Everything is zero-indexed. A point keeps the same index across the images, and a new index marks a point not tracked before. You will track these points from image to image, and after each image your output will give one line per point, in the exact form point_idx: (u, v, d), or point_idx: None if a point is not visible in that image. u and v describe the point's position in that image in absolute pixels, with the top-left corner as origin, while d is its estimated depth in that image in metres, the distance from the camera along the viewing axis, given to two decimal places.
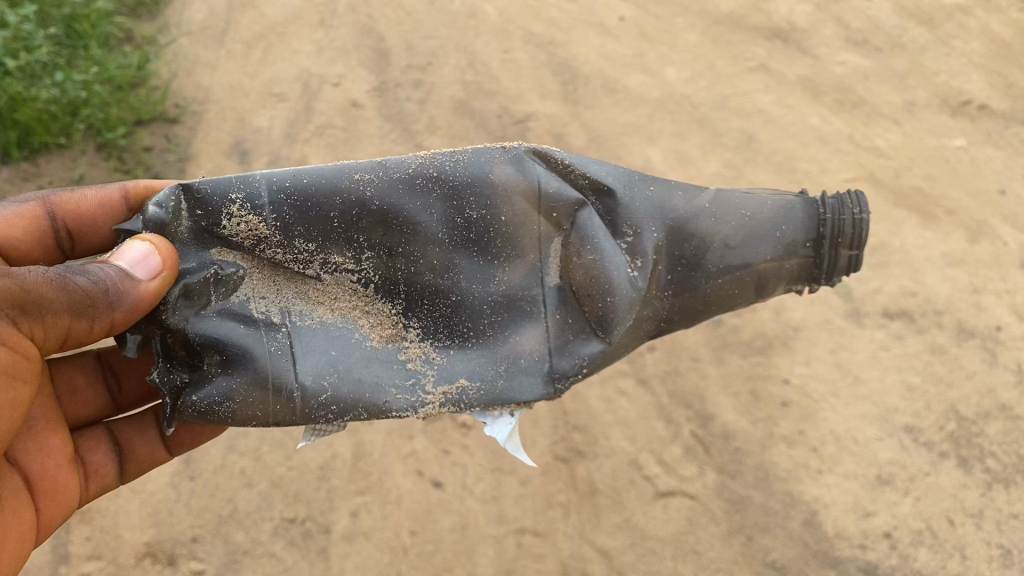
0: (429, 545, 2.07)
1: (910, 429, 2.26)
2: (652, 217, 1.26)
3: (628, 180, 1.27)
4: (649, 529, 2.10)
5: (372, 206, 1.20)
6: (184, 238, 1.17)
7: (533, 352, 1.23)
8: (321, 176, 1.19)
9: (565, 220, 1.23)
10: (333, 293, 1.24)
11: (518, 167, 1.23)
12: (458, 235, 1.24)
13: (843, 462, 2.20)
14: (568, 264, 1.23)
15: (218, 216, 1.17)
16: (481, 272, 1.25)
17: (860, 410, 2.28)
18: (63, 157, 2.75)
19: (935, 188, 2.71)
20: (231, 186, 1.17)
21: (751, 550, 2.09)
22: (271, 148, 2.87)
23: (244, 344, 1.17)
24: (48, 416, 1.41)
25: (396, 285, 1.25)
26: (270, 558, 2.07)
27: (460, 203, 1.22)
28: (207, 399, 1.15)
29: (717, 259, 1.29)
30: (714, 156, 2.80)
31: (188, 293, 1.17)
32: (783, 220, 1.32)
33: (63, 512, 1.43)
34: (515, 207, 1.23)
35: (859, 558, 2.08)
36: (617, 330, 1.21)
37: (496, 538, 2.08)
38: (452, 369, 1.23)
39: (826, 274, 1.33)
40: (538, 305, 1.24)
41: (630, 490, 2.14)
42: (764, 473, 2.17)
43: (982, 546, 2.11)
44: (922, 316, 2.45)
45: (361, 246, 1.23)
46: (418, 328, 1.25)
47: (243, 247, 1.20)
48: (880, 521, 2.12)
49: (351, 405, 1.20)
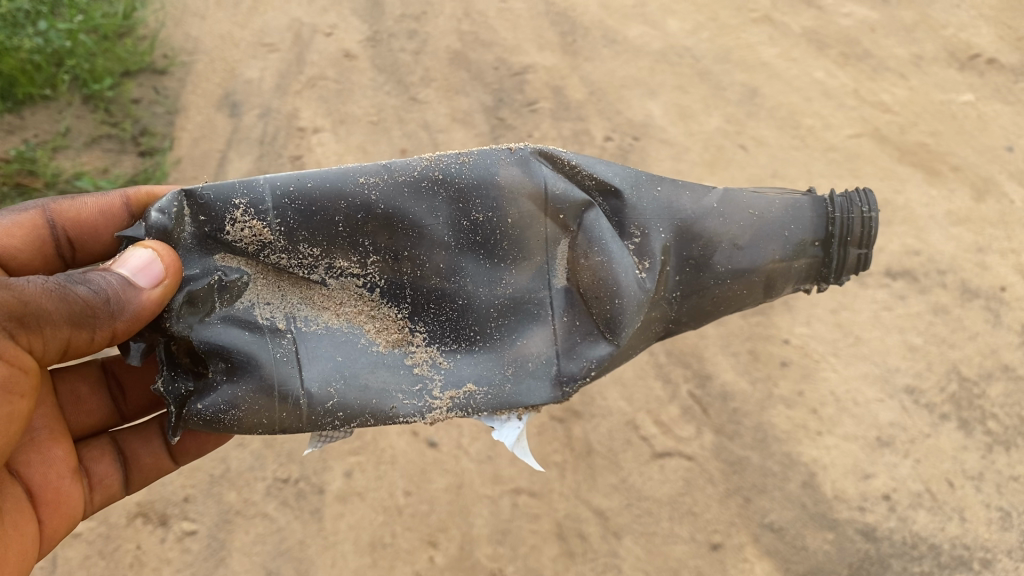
0: (424, 505, 2.05)
1: (910, 389, 2.23)
2: (659, 217, 1.23)
3: (636, 181, 1.24)
4: (646, 490, 2.08)
5: (378, 210, 1.15)
6: (187, 244, 1.11)
7: (541, 355, 1.20)
8: (324, 179, 1.13)
9: (573, 221, 1.20)
10: (338, 298, 1.19)
11: (525, 169, 1.19)
12: (464, 237, 1.19)
13: (844, 423, 2.17)
14: (575, 266, 1.20)
15: (222, 221, 1.11)
16: (488, 275, 1.21)
17: (860, 371, 2.25)
18: (49, 108, 2.67)
19: (941, 144, 2.65)
20: (234, 190, 1.11)
21: (748, 511, 2.05)
22: (261, 101, 2.79)
23: (249, 351, 1.12)
24: (50, 427, 1.37)
25: (402, 289, 1.20)
26: (263, 518, 2.04)
27: (466, 206, 1.17)
28: (212, 407, 1.10)
29: (724, 259, 1.27)
30: (716, 110, 2.74)
31: (192, 300, 1.11)
32: (791, 219, 1.30)
33: (67, 523, 1.38)
34: (522, 209, 1.19)
35: (858, 520, 2.05)
36: (625, 332, 1.19)
37: (491, 499, 2.05)
38: (459, 373, 1.19)
39: (834, 274, 1.32)
40: (545, 307, 1.21)
41: (626, 451, 2.12)
42: (763, 435, 2.15)
43: (982, 509, 2.08)
44: (925, 276, 2.41)
45: (366, 250, 1.17)
46: (425, 332, 1.21)
47: (246, 252, 1.14)
48: (879, 483, 2.09)
49: (358, 411, 1.16)
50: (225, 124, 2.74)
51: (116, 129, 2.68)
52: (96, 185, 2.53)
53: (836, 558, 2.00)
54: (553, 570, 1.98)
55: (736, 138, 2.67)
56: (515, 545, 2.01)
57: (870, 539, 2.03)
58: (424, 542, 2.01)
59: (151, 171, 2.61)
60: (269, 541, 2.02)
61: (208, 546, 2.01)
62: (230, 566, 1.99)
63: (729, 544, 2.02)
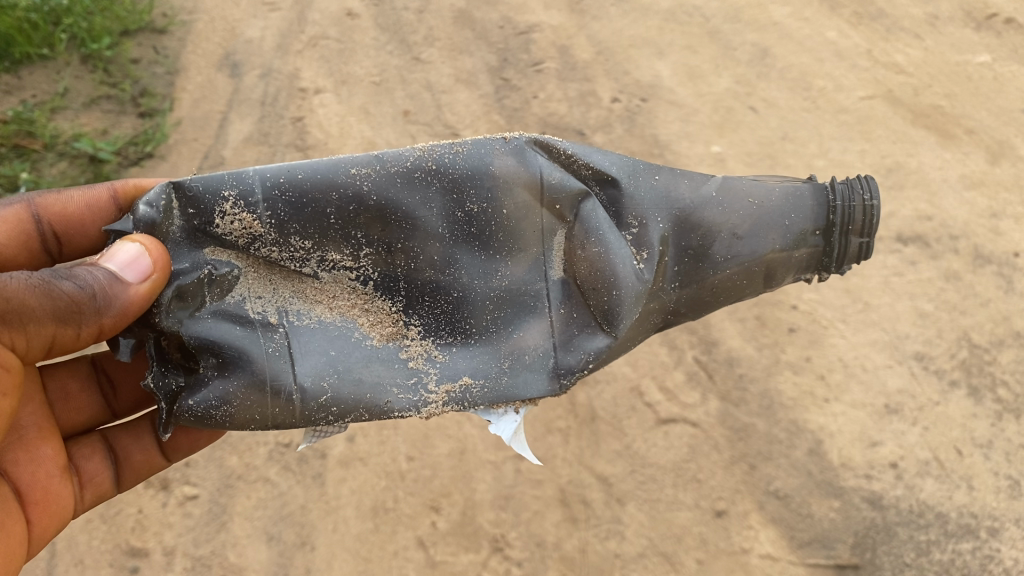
0: (426, 470, 2.03)
1: (920, 356, 2.20)
2: (657, 206, 1.20)
3: (632, 170, 1.21)
4: (650, 456, 2.06)
5: (370, 201, 1.13)
6: (176, 237, 1.10)
7: (538, 348, 1.18)
8: (315, 171, 1.11)
9: (568, 212, 1.17)
10: (332, 292, 1.18)
11: (520, 159, 1.16)
12: (458, 229, 1.17)
13: (851, 390, 2.14)
14: (572, 257, 1.17)
15: (211, 214, 1.09)
16: (483, 267, 1.19)
17: (869, 337, 2.22)
18: (47, 68, 2.65)
19: (955, 106, 2.59)
20: (224, 182, 1.09)
21: (753, 479, 2.03)
22: (262, 61, 2.74)
23: (241, 345, 1.11)
24: (38, 425, 1.35)
25: (396, 281, 1.19)
26: (265, 482, 2.03)
27: (460, 197, 1.15)
28: (203, 403, 1.09)
29: (723, 249, 1.23)
30: (726, 71, 2.68)
31: (182, 294, 1.09)
32: (791, 208, 1.26)
33: (58, 523, 1.36)
34: (517, 200, 1.16)
35: (864, 487, 2.02)
36: (623, 323, 1.16)
37: (494, 464, 2.04)
38: (455, 366, 1.18)
39: (836, 263, 1.28)
40: (541, 300, 1.19)
41: (630, 417, 2.10)
42: (769, 401, 2.12)
43: (990, 477, 2.04)
44: (937, 242, 2.36)
45: (359, 243, 1.16)
46: (420, 325, 1.19)
47: (237, 245, 1.12)
48: (886, 451, 2.06)
49: (352, 406, 1.14)
50: (225, 84, 2.68)
51: (115, 89, 2.64)
52: (95, 147, 2.50)
53: (841, 526, 1.97)
54: (555, 536, 1.97)
55: (746, 100, 2.61)
56: (518, 511, 1.99)
57: (876, 507, 1.99)
58: (427, 507, 2.00)
59: (151, 133, 2.57)
60: (271, 506, 2.01)
61: (210, 511, 2.01)
62: (231, 531, 1.99)
63: (733, 512, 2.00)
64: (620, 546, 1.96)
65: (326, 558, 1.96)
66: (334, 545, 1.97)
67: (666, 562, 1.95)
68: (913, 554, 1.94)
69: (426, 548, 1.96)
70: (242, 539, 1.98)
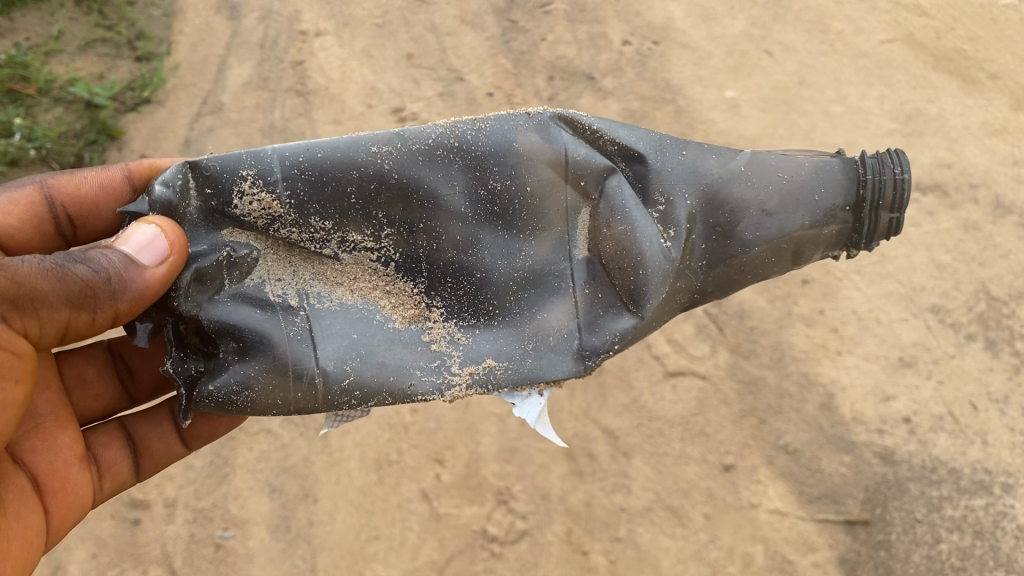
0: (429, 423, 2.00)
1: (936, 309, 2.14)
2: (685, 181, 1.17)
3: (659, 145, 1.17)
4: (657, 410, 2.02)
5: (392, 179, 1.09)
6: (193, 219, 1.05)
7: (562, 329, 1.15)
8: (335, 149, 1.07)
9: (593, 188, 1.14)
10: (352, 274, 1.13)
11: (544, 135, 1.12)
12: (481, 208, 1.13)
13: (864, 343, 2.09)
14: (597, 235, 1.14)
15: (229, 194, 1.05)
16: (506, 247, 1.15)
17: (884, 290, 2.16)
18: (40, 11, 2.56)
19: (979, 50, 2.49)
20: (241, 161, 1.05)
21: (763, 433, 1.99)
22: (262, 3, 2.64)
23: (261, 329, 1.06)
24: (55, 412, 1.30)
25: (418, 262, 1.14)
26: (267, 434, 2.00)
27: (483, 174, 1.11)
28: (224, 388, 1.05)
29: (752, 226, 1.19)
30: (741, 13, 2.57)
31: (201, 277, 1.05)
32: (821, 183, 1.21)
33: (76, 514, 1.32)
34: (540, 177, 1.13)
35: (876, 442, 1.98)
36: (650, 303, 1.13)
37: (500, 417, 2.00)
38: (478, 348, 1.14)
39: (867, 240, 1.22)
40: (566, 280, 1.15)
41: (638, 370, 2.06)
42: (780, 354, 2.08)
43: (1005, 433, 1.99)
44: (957, 191, 2.29)
45: (380, 223, 1.11)
46: (442, 307, 1.15)
47: (256, 227, 1.07)
48: (900, 406, 2.02)
49: (376, 390, 1.10)
50: (223, 27, 2.59)
51: (110, 32, 2.56)
52: (91, 92, 2.44)
53: (852, 481, 1.93)
54: (561, 489, 1.94)
55: (761, 43, 2.52)
56: (523, 464, 1.96)
57: (888, 463, 1.95)
58: (432, 459, 1.97)
59: (147, 78, 2.51)
60: (273, 457, 1.98)
61: (211, 463, 1.98)
62: (233, 484, 1.96)
63: (742, 466, 1.96)
64: (626, 500, 1.93)
65: (329, 510, 1.94)
66: (336, 498, 1.95)
67: (673, 516, 1.92)
68: (925, 510, 1.90)
69: (430, 501, 1.93)
70: (244, 491, 1.95)
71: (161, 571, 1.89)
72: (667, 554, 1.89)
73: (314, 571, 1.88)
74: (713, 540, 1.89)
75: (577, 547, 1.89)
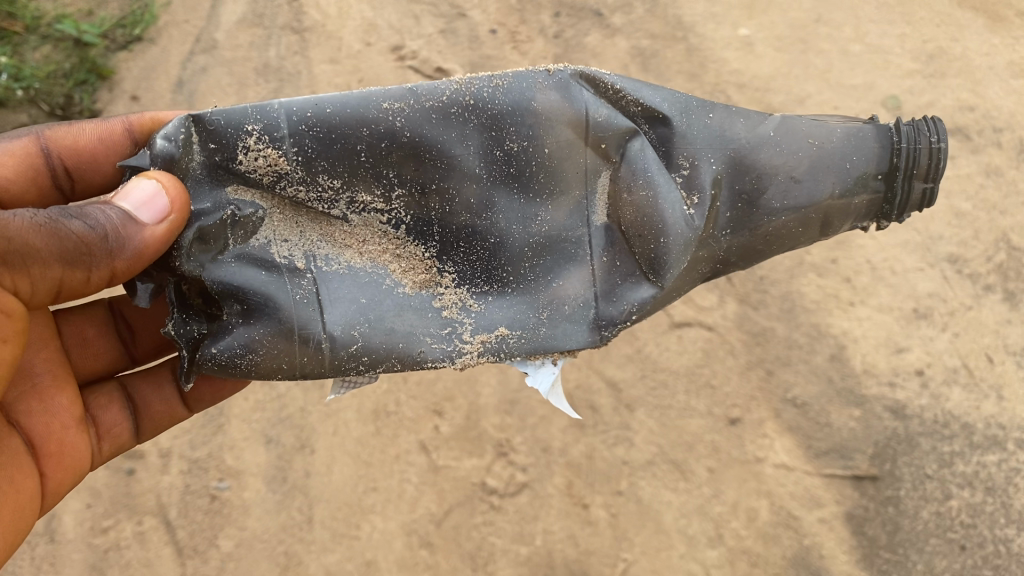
0: (429, 373, 1.94)
1: (953, 258, 2.06)
2: (711, 146, 1.09)
3: (684, 107, 1.09)
4: (662, 361, 1.96)
5: (403, 138, 1.02)
6: (196, 174, 0.99)
7: (579, 297, 1.09)
8: (345, 105, 1.00)
9: (613, 151, 1.06)
10: (361, 236, 1.07)
11: (564, 95, 1.05)
12: (497, 169, 1.05)
13: (878, 293, 2.02)
14: (616, 200, 1.07)
15: (234, 150, 0.98)
16: (522, 211, 1.08)
17: (900, 238, 2.08)
18: None
19: None
20: (247, 116, 0.98)
21: (770, 385, 1.94)
22: None
23: (267, 291, 1.01)
24: (53, 368, 1.26)
25: (430, 225, 1.08)
26: (262, 384, 1.95)
27: (499, 134, 1.04)
28: (228, 351, 0.99)
29: (778, 194, 1.10)
30: None
31: (204, 237, 1.00)
32: (853, 150, 1.12)
33: (71, 478, 1.27)
34: (559, 138, 1.05)
35: (887, 396, 1.92)
36: (670, 273, 1.06)
37: (500, 367, 1.92)
38: (491, 316, 1.08)
39: (898, 211, 1.14)
40: (583, 247, 1.09)
41: (643, 319, 1.99)
42: (790, 305, 2.01)
43: (1021, 387, 1.93)
44: (979, 134, 2.19)
45: (391, 183, 1.04)
46: (454, 272, 1.09)
47: (262, 185, 1.01)
48: (913, 359, 1.96)
49: (384, 356, 1.05)
50: None
51: None
52: (79, 29, 2.35)
53: (861, 435, 1.88)
54: (562, 442, 1.89)
55: None
56: (523, 416, 1.91)
57: (899, 417, 1.90)
58: (430, 411, 1.92)
59: (138, 14, 2.38)
60: (269, 407, 1.93)
61: (205, 412, 1.93)
62: (229, 434, 1.92)
63: (748, 420, 1.91)
64: (628, 454, 1.89)
65: (325, 462, 1.90)
66: (334, 449, 1.91)
67: (676, 470, 1.87)
68: (936, 466, 1.85)
69: (429, 453, 1.89)
70: (240, 442, 1.92)
71: (156, 522, 1.87)
72: (669, 508, 1.85)
73: (310, 523, 1.86)
74: (717, 495, 1.85)
75: (578, 500, 1.85)
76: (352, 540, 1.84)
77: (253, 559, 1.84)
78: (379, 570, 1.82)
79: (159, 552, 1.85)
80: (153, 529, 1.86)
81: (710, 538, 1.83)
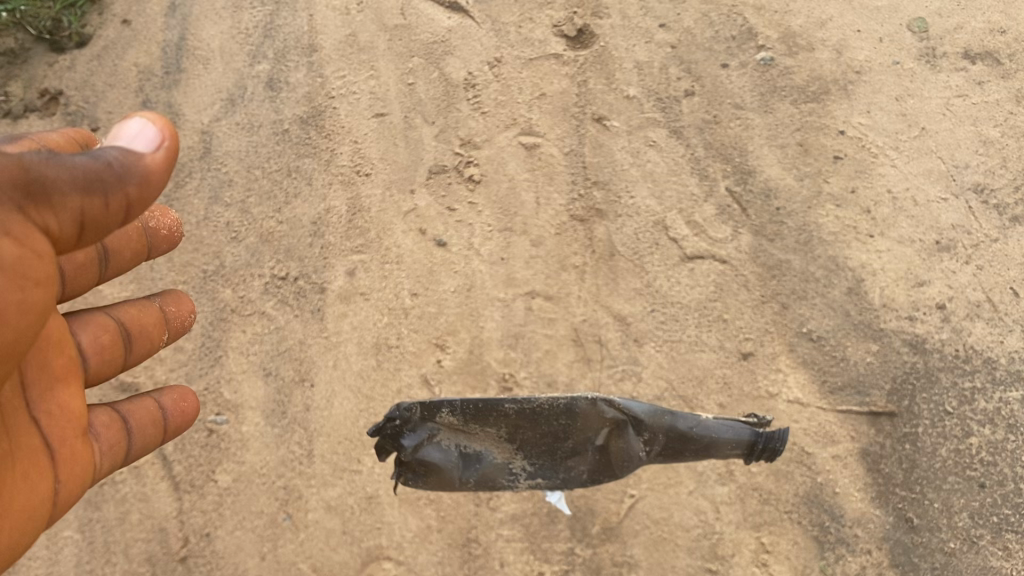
0: (431, 307, 1.90)
1: (979, 188, 1.96)
2: (654, 418, 1.28)
3: (652, 412, 1.28)
4: (673, 295, 1.90)
5: (511, 413, 1.24)
6: (429, 418, 1.23)
7: (588, 469, 1.32)
8: (491, 401, 1.23)
9: (619, 419, 1.26)
10: (481, 435, 1.27)
11: (596, 414, 1.25)
12: (550, 447, 1.29)
13: (899, 225, 1.94)
14: (610, 441, 1.28)
15: (433, 413, 1.22)
16: (564, 466, 1.32)
17: (923, 167, 1.99)
18: None
19: None
20: (441, 403, 1.21)
21: (785, 319, 1.87)
22: None
23: (436, 461, 1.27)
24: (66, 367, 1.16)
25: (515, 447, 1.29)
26: (260, 317, 1.90)
27: (558, 420, 1.26)
28: (408, 475, 1.29)
29: (682, 420, 1.29)
30: None
31: (398, 431, 1.23)
32: (723, 430, 1.31)
33: (77, 489, 1.17)
34: (593, 421, 1.26)
35: (907, 331, 1.84)
36: (634, 466, 1.31)
37: (504, 303, 1.91)
38: (534, 470, 1.33)
39: (751, 458, 1.33)
40: (609, 468, 1.32)
41: (652, 253, 1.94)
42: (808, 237, 1.94)
43: None
44: (1011, 59, 2.09)
45: (503, 434, 1.27)
46: (525, 457, 1.31)
47: (454, 428, 1.25)
48: (934, 292, 1.87)
49: (485, 479, 1.33)
50: None
51: None
52: None
53: (878, 370, 1.81)
54: (568, 376, 1.84)
55: None
56: (529, 350, 1.86)
57: (918, 352, 1.82)
58: (432, 344, 1.87)
59: None
60: (267, 340, 1.88)
61: (202, 345, 1.88)
62: (226, 367, 1.86)
63: (760, 354, 1.84)
64: (635, 389, 1.83)
65: (325, 395, 1.83)
66: (333, 382, 1.84)
67: (684, 405, 1.81)
68: (956, 402, 1.77)
69: (431, 386, 1.83)
70: (237, 375, 1.85)
71: (151, 456, 1.79)
72: None
73: (310, 457, 1.77)
74: None
75: None
76: (352, 475, 1.75)
77: (251, 493, 1.75)
78: (380, 505, 1.72)
79: (153, 486, 1.77)
80: (148, 463, 1.78)
81: (720, 475, 1.73)
